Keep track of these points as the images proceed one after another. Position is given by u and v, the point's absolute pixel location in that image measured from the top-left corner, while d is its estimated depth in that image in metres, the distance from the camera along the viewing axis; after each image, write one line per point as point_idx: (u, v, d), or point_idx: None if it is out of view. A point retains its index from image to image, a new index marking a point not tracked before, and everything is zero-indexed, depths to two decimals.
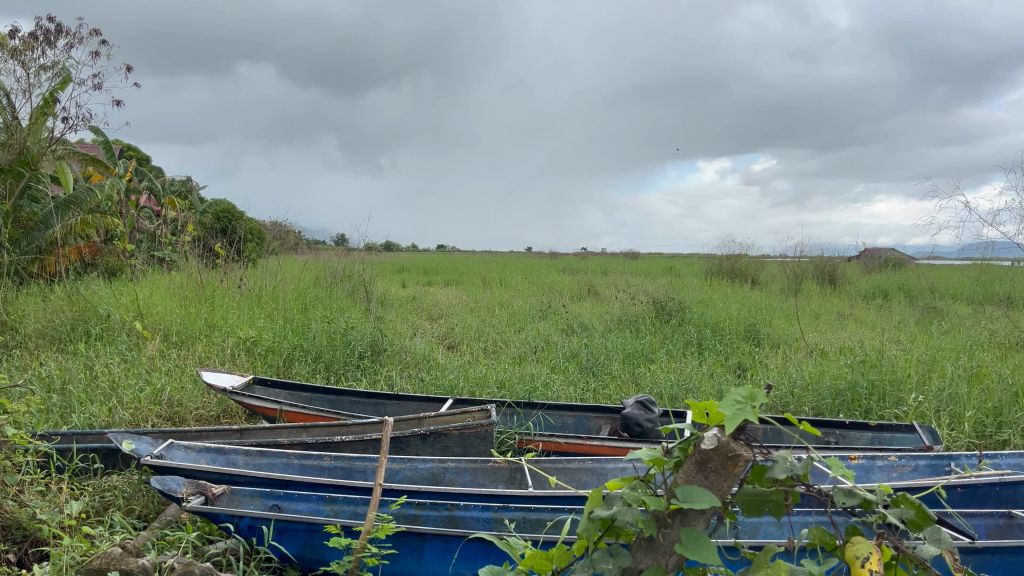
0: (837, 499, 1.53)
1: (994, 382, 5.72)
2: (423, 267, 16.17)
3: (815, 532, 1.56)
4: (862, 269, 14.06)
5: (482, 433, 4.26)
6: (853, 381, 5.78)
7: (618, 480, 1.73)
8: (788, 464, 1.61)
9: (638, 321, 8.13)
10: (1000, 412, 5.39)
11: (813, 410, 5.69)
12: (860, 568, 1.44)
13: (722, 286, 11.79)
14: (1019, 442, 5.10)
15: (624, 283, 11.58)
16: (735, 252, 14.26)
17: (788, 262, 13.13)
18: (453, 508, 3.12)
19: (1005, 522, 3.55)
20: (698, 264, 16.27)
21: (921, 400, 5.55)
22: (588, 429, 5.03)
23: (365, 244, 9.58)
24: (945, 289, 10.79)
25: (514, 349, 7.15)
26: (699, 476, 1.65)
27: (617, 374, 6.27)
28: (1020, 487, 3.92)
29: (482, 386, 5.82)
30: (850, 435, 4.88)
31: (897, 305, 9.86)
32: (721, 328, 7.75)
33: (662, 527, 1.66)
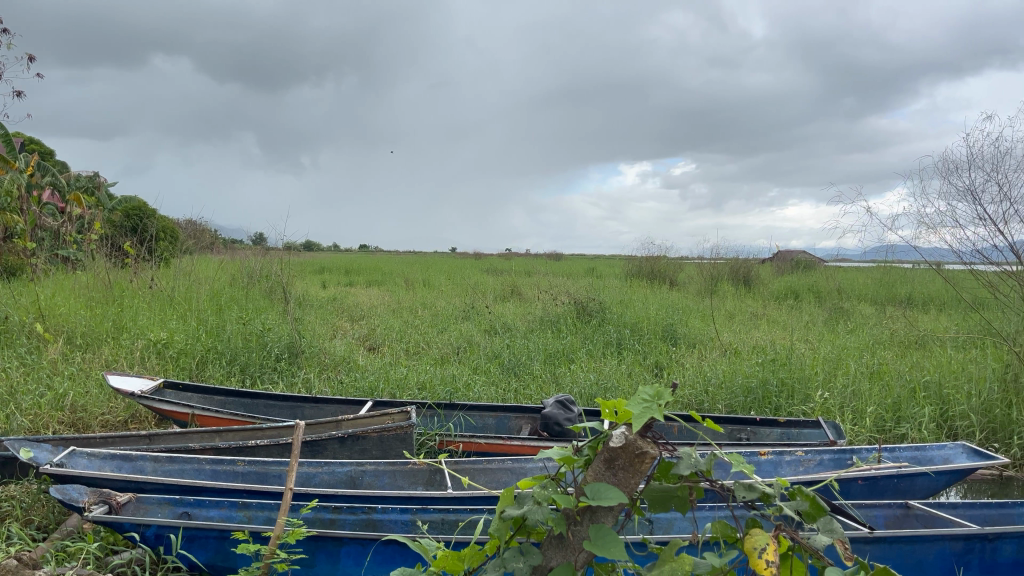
0: (738, 493, 1.58)
1: (894, 378, 6.01)
2: (345, 267, 15.97)
3: (717, 526, 1.61)
4: (775, 270, 14.58)
5: (402, 435, 4.23)
6: (763, 380, 5.99)
7: (529, 480, 1.75)
8: (693, 460, 1.66)
9: (559, 322, 8.23)
10: (899, 408, 5.69)
11: (725, 407, 5.88)
12: (759, 559, 1.49)
13: (641, 287, 12.03)
14: (916, 436, 5.40)
15: (546, 284, 11.70)
16: (654, 253, 14.58)
17: (704, 263, 13.51)
18: (370, 511, 3.10)
19: (902, 512, 3.75)
20: (619, 265, 16.57)
21: (827, 397, 5.79)
22: (509, 429, 5.06)
23: (284, 244, 9.41)
24: (851, 289, 11.29)
25: (436, 350, 7.14)
26: (607, 474, 1.69)
27: (538, 374, 6.33)
28: (916, 479, 4.14)
29: (403, 387, 5.79)
30: (761, 431, 5.05)
31: (806, 305, 10.26)
32: (640, 328, 7.91)
33: (572, 525, 1.69)
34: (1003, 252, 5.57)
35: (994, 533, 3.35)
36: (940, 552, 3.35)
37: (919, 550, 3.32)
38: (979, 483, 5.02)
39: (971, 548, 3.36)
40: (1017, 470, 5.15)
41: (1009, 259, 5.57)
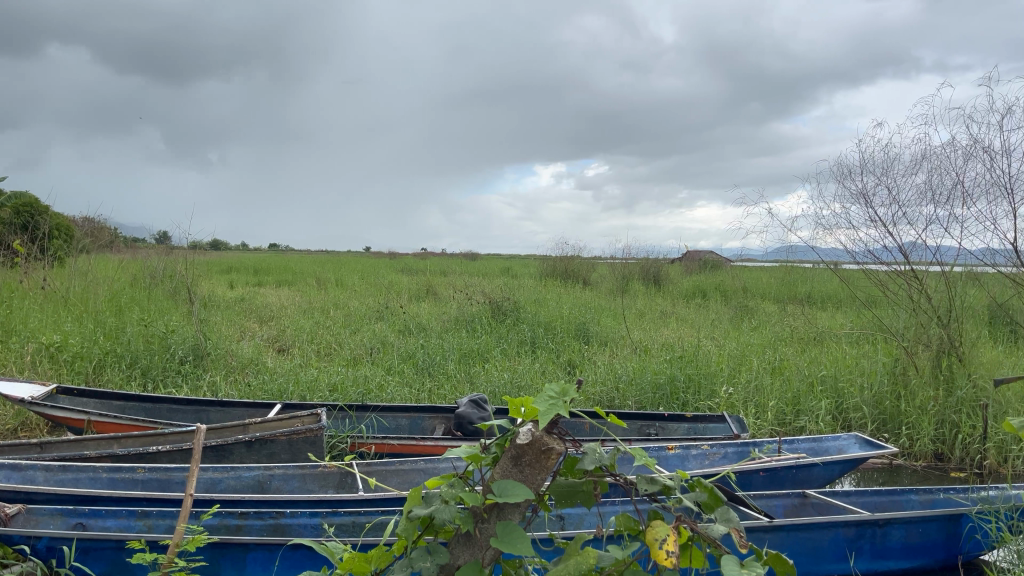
0: (640, 486, 1.63)
1: (793, 373, 6.29)
2: (255, 267, 15.56)
3: (620, 519, 1.66)
4: (684, 270, 14.95)
5: (312, 438, 4.16)
6: (671, 375, 6.15)
7: (437, 479, 1.74)
8: (597, 455, 1.70)
9: (474, 321, 8.24)
10: (798, 401, 5.95)
11: (635, 403, 6.02)
12: (658, 550, 1.53)
13: (555, 286, 12.16)
14: (813, 428, 5.66)
15: (462, 283, 11.69)
16: (568, 252, 14.74)
17: (616, 263, 13.76)
18: (279, 516, 3.07)
19: (800, 501, 3.92)
20: (534, 265, 16.69)
21: (731, 392, 6.00)
22: (422, 429, 5.03)
23: (189, 243, 9.09)
24: (755, 288, 11.71)
25: (348, 351, 7.04)
26: (514, 471, 1.71)
27: (452, 374, 6.31)
28: (813, 470, 4.34)
29: (313, 390, 5.69)
30: (669, 426, 5.19)
31: (713, 304, 10.58)
32: (553, 326, 7.99)
33: (479, 523, 1.71)
34: (892, 252, 5.88)
35: (884, 518, 3.54)
36: (835, 539, 3.52)
37: (816, 538, 3.47)
38: (871, 472, 5.30)
39: (863, 533, 3.54)
40: (905, 458, 5.47)
41: (898, 259, 5.88)
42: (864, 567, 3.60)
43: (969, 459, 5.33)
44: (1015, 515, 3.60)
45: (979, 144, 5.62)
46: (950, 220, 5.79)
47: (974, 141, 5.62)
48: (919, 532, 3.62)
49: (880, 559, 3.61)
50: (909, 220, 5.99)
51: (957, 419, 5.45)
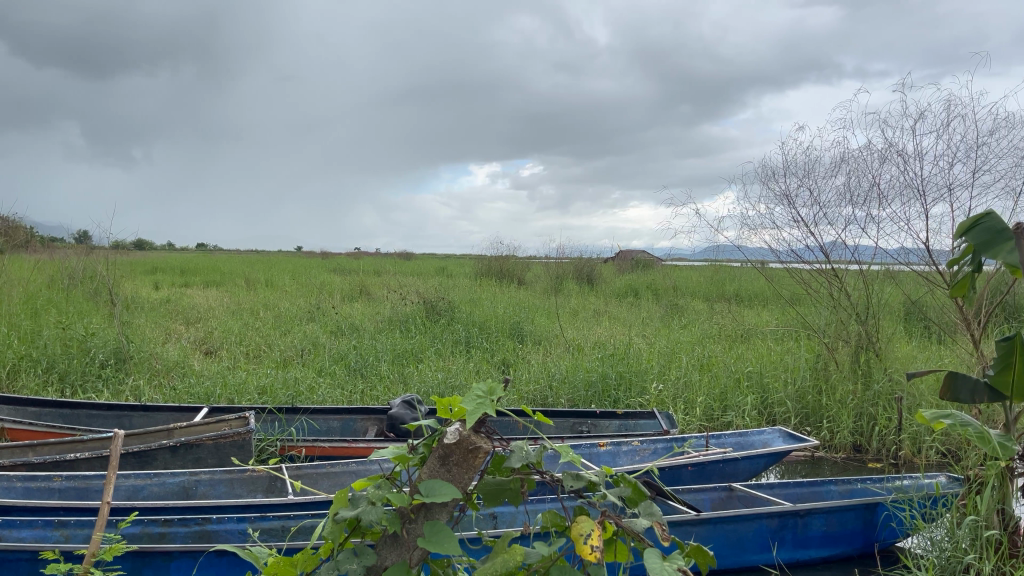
0: (566, 483, 1.65)
1: (721, 369, 6.45)
2: (181, 267, 15.13)
3: (547, 516, 1.68)
4: (617, 269, 15.15)
5: (239, 442, 4.07)
6: (603, 373, 6.25)
7: (363, 481, 1.73)
8: (524, 453, 1.71)
9: (408, 321, 8.19)
10: (725, 397, 6.11)
11: (568, 401, 6.09)
12: (584, 545, 1.56)
13: (490, 286, 12.16)
14: (740, 423, 5.82)
15: (396, 283, 11.59)
16: (503, 252, 14.76)
17: (550, 263, 13.84)
18: (205, 522, 3.01)
19: (726, 494, 4.03)
20: (469, 264, 16.66)
21: (661, 389, 6.12)
22: (354, 431, 4.98)
23: (111, 243, 8.79)
24: (686, 287, 11.94)
25: (278, 353, 6.91)
26: (442, 470, 1.71)
27: (384, 375, 6.26)
28: (738, 463, 4.45)
29: (242, 393, 5.58)
30: (601, 423, 5.26)
31: (645, 302, 10.75)
32: (487, 326, 8.00)
33: (407, 523, 1.70)
34: (814, 252, 6.07)
35: (805, 509, 3.66)
36: (759, 530, 3.63)
37: (740, 530, 3.58)
38: (793, 464, 5.48)
39: (785, 524, 3.66)
40: (826, 451, 5.66)
41: (819, 258, 6.08)
42: (787, 557, 3.71)
43: (885, 450, 5.56)
44: (928, 503, 3.76)
45: (894, 148, 5.85)
46: (867, 221, 6.02)
47: (890, 144, 5.86)
48: (838, 521, 3.76)
49: (802, 549, 3.73)
50: (830, 220, 6.21)
51: (874, 412, 5.69)
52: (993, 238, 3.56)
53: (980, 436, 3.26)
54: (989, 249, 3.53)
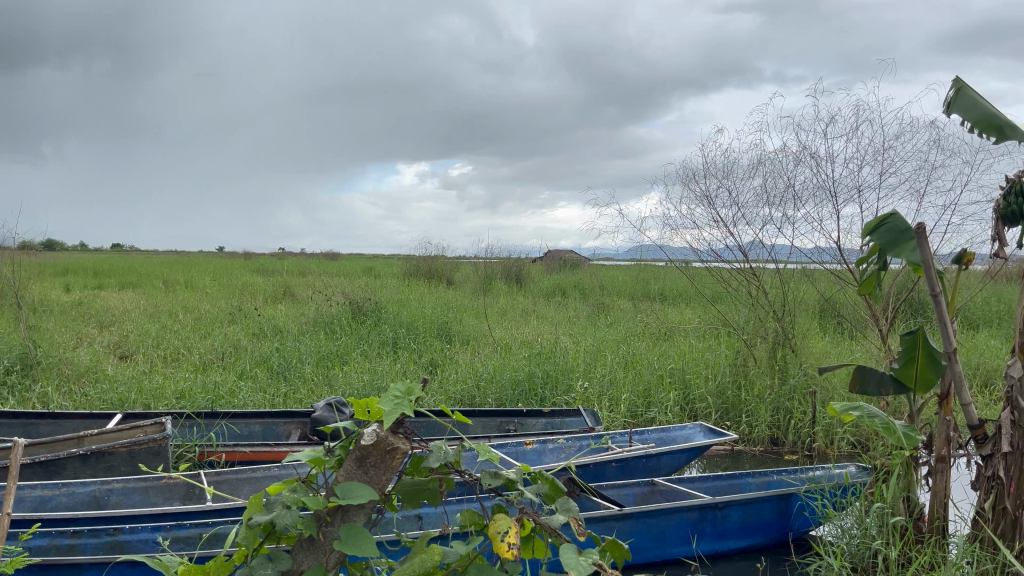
0: (484, 481, 1.66)
1: (644, 367, 6.56)
2: (94, 268, 14.53)
3: (466, 514, 1.68)
4: (544, 269, 15.25)
5: (155, 448, 3.94)
6: (529, 372, 6.29)
7: (278, 484, 1.70)
8: (442, 453, 1.71)
9: (333, 323, 8.07)
10: (649, 393, 6.23)
11: (495, 401, 6.11)
12: (501, 542, 1.56)
13: (418, 286, 12.08)
14: (663, 418, 5.94)
15: (321, 284, 11.41)
16: (431, 252, 14.67)
17: (479, 263, 13.85)
18: (117, 532, 2.91)
19: (649, 489, 4.11)
20: (397, 264, 16.53)
21: (587, 387, 6.20)
22: (276, 435, 4.88)
23: (17, 243, 8.38)
24: (612, 285, 12.12)
25: (198, 356, 6.73)
26: (358, 472, 1.69)
27: (309, 377, 6.16)
28: (660, 458, 4.55)
29: (158, 397, 5.41)
30: (527, 422, 5.30)
31: (572, 301, 10.87)
32: (414, 326, 7.95)
33: (323, 527, 1.68)
34: (733, 251, 6.24)
35: (724, 501, 3.76)
36: (679, 522, 3.71)
37: (661, 523, 3.65)
38: (714, 458, 5.63)
39: (705, 516, 3.76)
40: (744, 444, 5.84)
41: (738, 257, 6.24)
42: (707, 548, 3.81)
43: (800, 442, 5.75)
44: (838, 492, 3.92)
45: (807, 150, 6.07)
46: (783, 221, 6.21)
47: (803, 148, 6.07)
48: (755, 512, 3.87)
49: (721, 540, 3.83)
50: (748, 221, 6.38)
51: (790, 406, 5.89)
52: (897, 237, 3.73)
53: (886, 426, 3.42)
54: (893, 248, 3.70)
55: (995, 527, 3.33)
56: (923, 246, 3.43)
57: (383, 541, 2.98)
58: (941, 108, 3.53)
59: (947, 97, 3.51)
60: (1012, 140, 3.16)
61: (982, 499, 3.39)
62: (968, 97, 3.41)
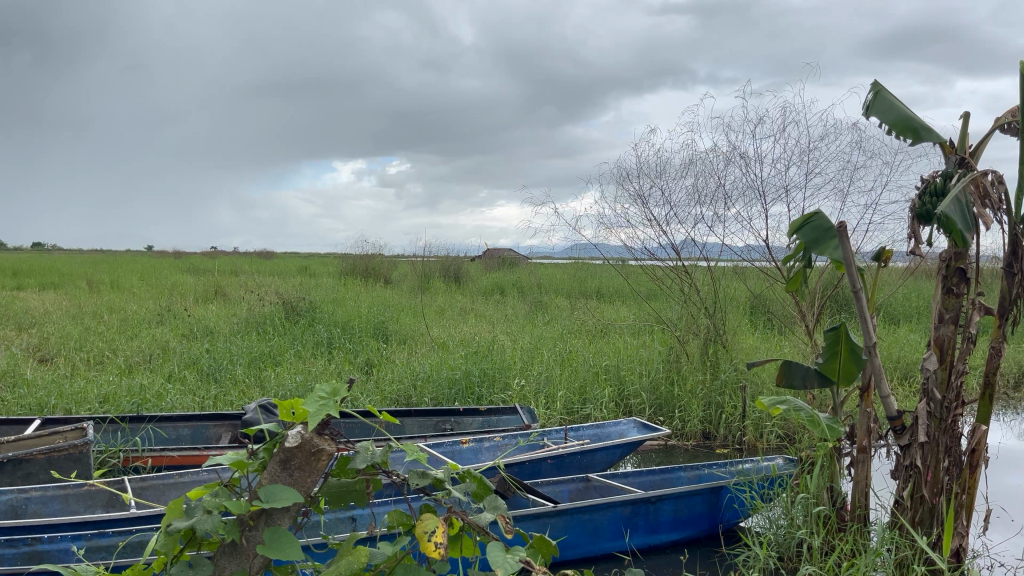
0: (412, 481, 1.65)
1: (581, 364, 6.61)
2: (10, 268, 13.90)
3: (393, 515, 1.67)
4: (483, 267, 15.25)
5: (76, 455, 3.79)
6: (466, 371, 6.28)
7: (199, 488, 1.66)
8: (369, 454, 1.70)
9: (266, 323, 7.91)
10: (584, 389, 6.29)
11: (432, 400, 6.08)
12: (428, 542, 1.56)
13: (354, 285, 11.93)
14: (598, 415, 6.01)
15: (254, 283, 11.16)
16: (367, 251, 14.50)
17: (416, 262, 13.75)
18: (35, 542, 2.80)
19: (584, 485, 4.15)
20: (332, 263, 16.30)
21: (523, 384, 6.22)
22: (206, 439, 4.76)
23: None
24: (550, 284, 12.19)
25: (123, 358, 6.51)
26: (282, 475, 1.66)
27: (240, 379, 6.02)
28: (595, 455, 4.59)
29: (80, 402, 5.22)
30: (464, 421, 5.29)
31: (510, 300, 10.89)
32: (349, 325, 7.85)
33: (246, 531, 1.65)
34: (666, 249, 6.34)
35: (656, 495, 3.83)
36: (613, 517, 3.76)
37: (595, 519, 3.69)
38: (648, 453, 5.73)
39: (638, 511, 3.82)
40: (678, 439, 5.94)
41: (670, 255, 6.35)
42: (639, 542, 3.87)
43: (731, 436, 5.88)
44: (766, 484, 4.02)
45: (737, 151, 6.21)
46: (714, 219, 6.34)
47: (733, 148, 6.21)
48: (686, 506, 3.94)
49: (654, 534, 3.89)
50: (680, 220, 6.50)
51: (721, 400, 6.03)
52: (820, 235, 3.85)
53: (812, 420, 3.52)
54: (817, 246, 3.81)
55: (914, 514, 3.47)
56: (844, 244, 3.54)
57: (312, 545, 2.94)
58: (861, 110, 3.65)
59: (866, 100, 3.63)
60: (927, 141, 3.29)
61: (901, 488, 3.52)
62: (886, 100, 3.53)
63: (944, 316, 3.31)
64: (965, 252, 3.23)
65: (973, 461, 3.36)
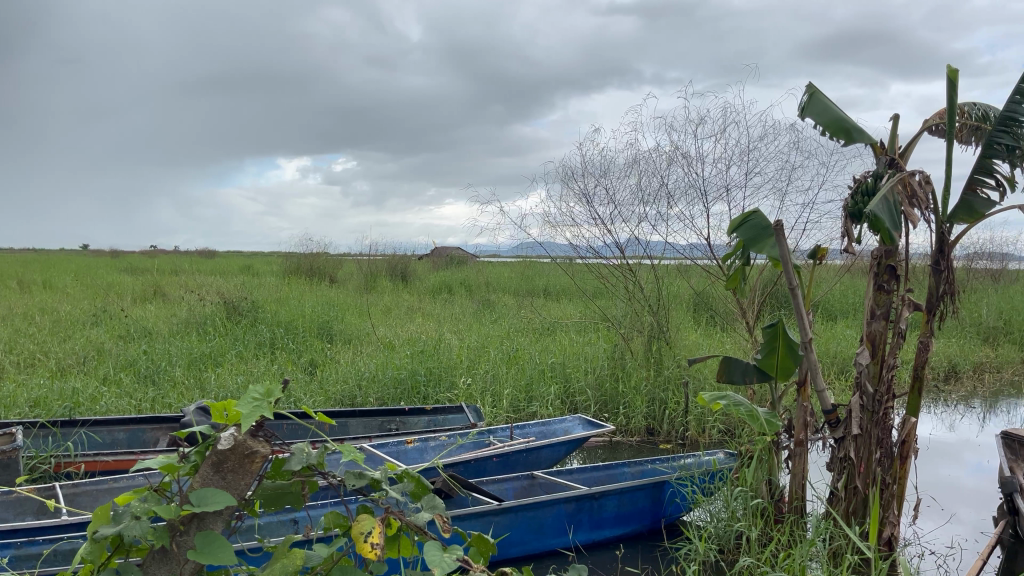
0: (348, 482, 1.63)
1: (527, 362, 6.63)
2: None
3: (329, 517, 1.65)
4: (431, 266, 15.18)
5: (4, 461, 3.67)
6: (412, 370, 6.24)
7: (127, 494, 1.61)
8: (304, 455, 1.68)
9: (207, 323, 7.74)
10: (530, 387, 6.31)
11: (377, 400, 6.04)
12: (364, 543, 1.55)
13: (299, 284, 11.74)
14: (544, 412, 6.04)
15: (195, 283, 10.91)
16: (312, 250, 14.28)
17: (362, 261, 13.61)
18: None
19: (529, 482, 4.16)
20: (276, 263, 16.02)
21: (469, 383, 6.21)
22: (142, 443, 4.64)
23: None
24: (498, 282, 12.20)
25: (56, 361, 6.30)
26: (214, 478, 1.63)
27: (179, 381, 5.88)
28: (541, 452, 4.62)
29: (9, 407, 5.04)
30: (409, 420, 5.26)
31: (457, 299, 10.85)
32: (293, 325, 7.74)
33: (176, 536, 1.61)
34: (611, 248, 6.40)
35: (599, 491, 3.86)
36: (556, 514, 3.78)
37: (539, 515, 3.71)
38: (593, 450, 5.78)
39: (582, 507, 3.85)
40: (622, 435, 6.00)
41: (615, 253, 6.41)
42: (583, 538, 3.90)
43: (673, 431, 5.96)
44: (707, 478, 4.09)
45: (679, 151, 6.31)
46: (658, 218, 6.43)
47: (675, 148, 6.30)
48: (629, 500, 3.99)
49: (598, 530, 3.93)
50: (624, 219, 6.56)
51: (664, 396, 6.10)
52: (758, 234, 3.92)
53: (751, 414, 3.59)
54: (755, 245, 3.89)
55: (847, 505, 3.56)
56: (781, 242, 3.62)
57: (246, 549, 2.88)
58: (797, 111, 3.73)
59: (801, 102, 3.72)
60: (859, 142, 3.39)
61: (835, 479, 3.61)
62: (820, 102, 3.62)
63: (876, 312, 3.41)
64: (895, 249, 3.34)
65: (905, 452, 3.48)
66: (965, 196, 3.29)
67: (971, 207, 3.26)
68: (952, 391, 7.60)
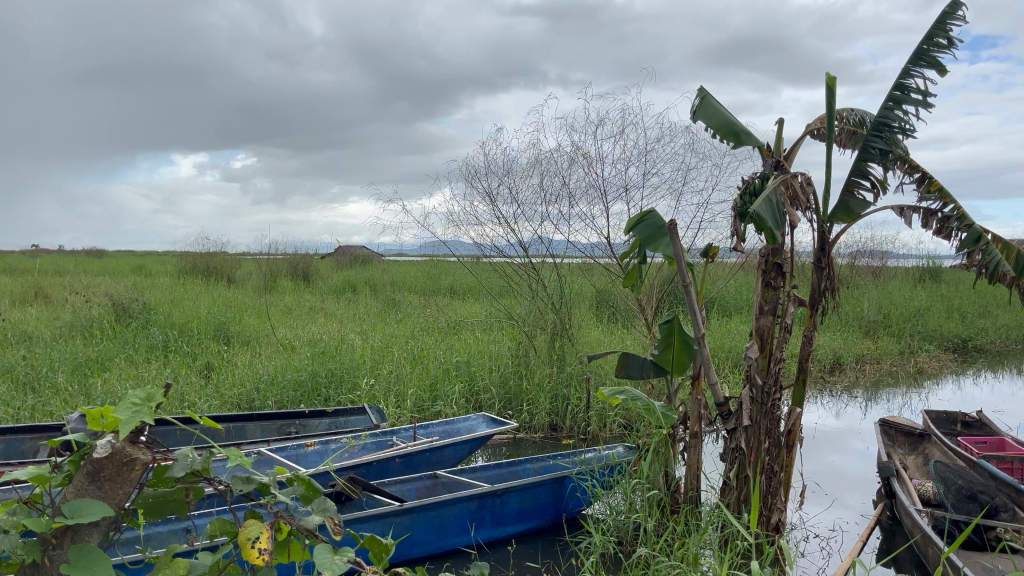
0: (235, 487, 1.59)
1: (431, 361, 6.62)
2: None
3: (215, 524, 1.60)
4: (334, 265, 14.91)
5: None
6: (313, 372, 6.11)
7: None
8: (188, 461, 1.62)
9: (93, 327, 7.37)
10: (435, 386, 6.30)
11: (276, 402, 5.90)
12: (251, 549, 1.51)
13: (194, 284, 11.32)
14: (448, 411, 6.04)
15: (80, 285, 10.35)
16: (209, 249, 13.77)
17: (261, 260, 13.23)
18: None
19: (432, 482, 4.14)
20: (170, 262, 15.38)
21: (373, 383, 6.14)
22: (20, 454, 4.38)
23: None
24: (403, 281, 12.11)
25: None
26: (90, 488, 1.55)
27: (62, 387, 5.58)
28: (444, 451, 4.60)
29: None
30: (310, 422, 5.14)
31: (361, 298, 10.72)
32: (187, 327, 7.46)
33: (48, 550, 1.52)
34: (515, 247, 6.45)
35: (501, 489, 3.89)
36: (458, 512, 3.79)
37: (440, 515, 3.71)
38: (497, 447, 5.83)
39: (483, 505, 3.87)
40: (525, 432, 6.07)
41: (518, 252, 6.47)
42: (485, 536, 3.92)
43: (575, 427, 6.08)
44: (606, 472, 4.17)
45: (580, 151, 6.41)
46: (560, 217, 6.52)
47: (576, 148, 6.40)
48: (531, 497, 4.03)
49: (500, 526, 3.95)
50: (527, 218, 6.62)
51: (566, 392, 6.19)
52: (654, 233, 4.02)
53: (648, 407, 3.68)
54: (651, 243, 3.98)
55: (738, 493, 3.70)
56: (675, 241, 3.73)
57: (121, 562, 2.76)
58: (689, 114, 3.85)
59: (693, 105, 3.84)
60: (747, 144, 3.52)
61: (727, 469, 3.75)
62: (711, 106, 3.75)
63: (764, 307, 3.55)
64: (780, 248, 3.49)
65: (790, 441, 3.65)
66: (843, 197, 3.48)
67: (848, 207, 3.45)
68: (836, 382, 8.02)
